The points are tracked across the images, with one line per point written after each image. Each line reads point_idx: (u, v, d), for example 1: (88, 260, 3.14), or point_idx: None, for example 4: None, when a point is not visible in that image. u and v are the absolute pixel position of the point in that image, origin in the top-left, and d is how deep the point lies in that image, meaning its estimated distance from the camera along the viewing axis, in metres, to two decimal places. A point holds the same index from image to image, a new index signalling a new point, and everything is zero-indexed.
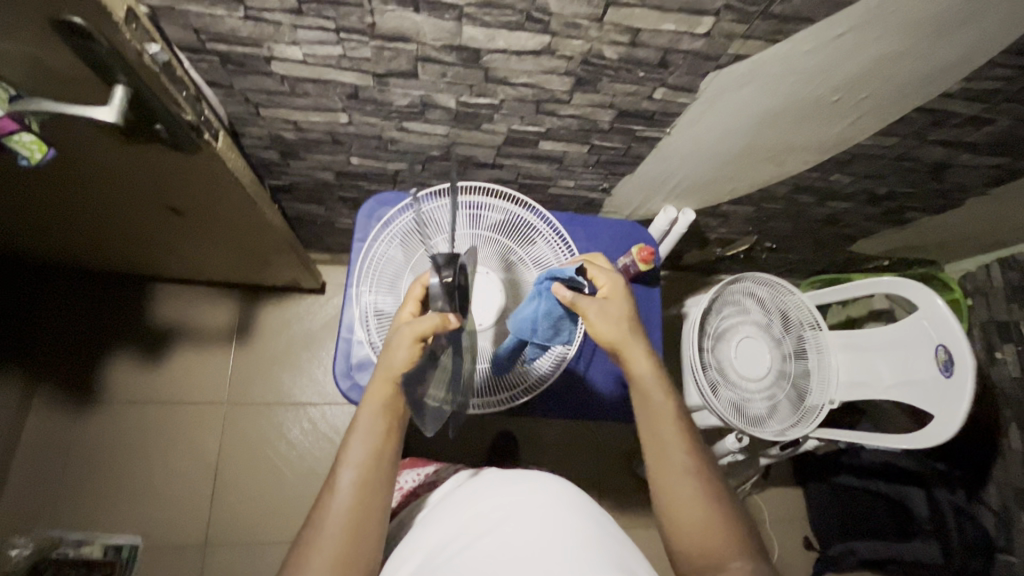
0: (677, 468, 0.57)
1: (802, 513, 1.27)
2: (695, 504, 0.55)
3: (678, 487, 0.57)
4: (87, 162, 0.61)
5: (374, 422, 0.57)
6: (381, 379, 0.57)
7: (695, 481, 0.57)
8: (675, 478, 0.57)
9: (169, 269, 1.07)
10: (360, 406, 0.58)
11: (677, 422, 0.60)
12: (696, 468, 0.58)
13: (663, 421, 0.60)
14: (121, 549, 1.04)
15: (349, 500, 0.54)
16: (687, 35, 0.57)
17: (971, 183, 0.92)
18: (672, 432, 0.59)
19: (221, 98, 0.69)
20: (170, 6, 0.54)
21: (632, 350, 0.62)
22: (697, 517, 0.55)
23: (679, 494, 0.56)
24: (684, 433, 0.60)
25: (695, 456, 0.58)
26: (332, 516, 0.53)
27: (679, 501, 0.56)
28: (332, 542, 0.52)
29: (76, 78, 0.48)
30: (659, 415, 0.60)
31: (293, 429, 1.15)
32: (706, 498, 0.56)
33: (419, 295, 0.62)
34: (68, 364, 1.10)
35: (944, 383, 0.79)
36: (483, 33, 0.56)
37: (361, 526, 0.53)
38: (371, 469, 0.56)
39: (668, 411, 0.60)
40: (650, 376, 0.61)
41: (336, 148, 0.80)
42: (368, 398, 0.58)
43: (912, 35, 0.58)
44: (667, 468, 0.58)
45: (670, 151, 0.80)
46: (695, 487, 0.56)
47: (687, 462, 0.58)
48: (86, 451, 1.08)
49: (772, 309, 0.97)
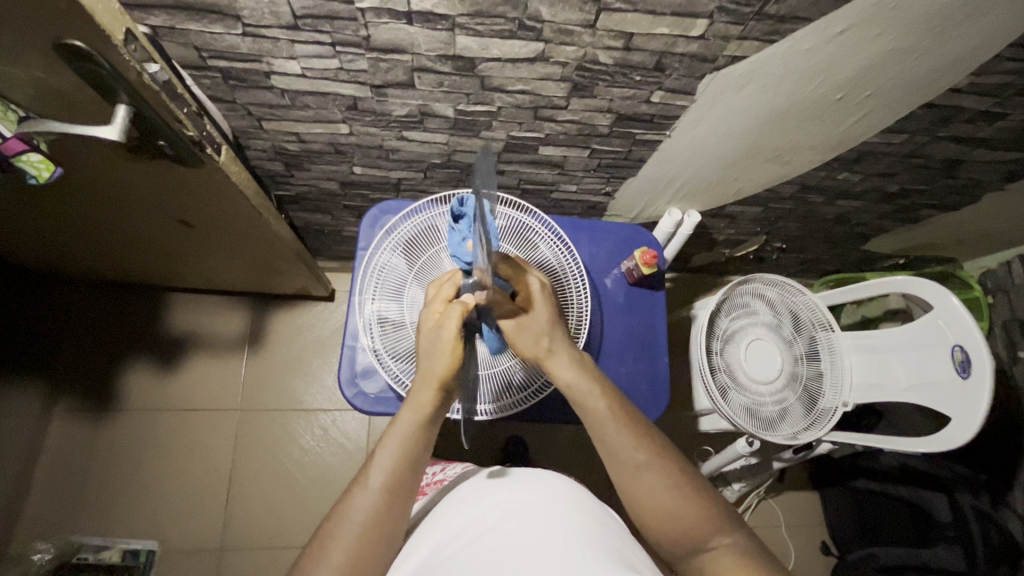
0: (630, 467, 0.58)
1: (818, 516, 1.25)
2: (658, 498, 0.56)
3: (638, 487, 0.57)
4: (96, 178, 0.63)
5: (411, 430, 0.57)
6: (427, 385, 0.58)
7: (653, 475, 0.57)
8: (633, 480, 0.57)
9: (182, 279, 1.09)
10: (401, 411, 0.58)
11: (619, 418, 0.60)
12: (650, 461, 0.57)
13: (607, 426, 0.60)
14: (138, 554, 1.06)
15: (374, 503, 0.54)
16: (682, 39, 0.56)
17: (987, 179, 0.90)
18: (619, 435, 0.59)
19: (225, 113, 0.71)
20: (172, 25, 0.55)
21: (554, 357, 0.63)
22: (662, 510, 0.55)
23: (642, 494, 0.56)
24: (631, 428, 0.59)
25: (645, 448, 0.58)
26: (355, 515, 0.53)
27: (644, 501, 0.56)
28: (353, 541, 0.52)
29: (80, 98, 0.49)
30: (598, 418, 0.60)
31: (306, 435, 1.17)
32: (669, 488, 0.56)
33: (447, 294, 0.62)
34: (86, 373, 1.13)
35: (961, 385, 0.77)
36: (476, 42, 0.57)
37: (382, 531, 0.53)
38: (401, 476, 0.56)
39: (610, 412, 0.60)
40: (574, 380, 0.62)
41: (339, 158, 0.81)
42: (410, 405, 0.58)
43: (914, 30, 0.57)
44: (622, 473, 0.58)
45: (671, 153, 0.80)
46: (655, 478, 0.56)
47: (640, 458, 0.58)
48: (104, 457, 1.10)
49: (783, 311, 0.95)
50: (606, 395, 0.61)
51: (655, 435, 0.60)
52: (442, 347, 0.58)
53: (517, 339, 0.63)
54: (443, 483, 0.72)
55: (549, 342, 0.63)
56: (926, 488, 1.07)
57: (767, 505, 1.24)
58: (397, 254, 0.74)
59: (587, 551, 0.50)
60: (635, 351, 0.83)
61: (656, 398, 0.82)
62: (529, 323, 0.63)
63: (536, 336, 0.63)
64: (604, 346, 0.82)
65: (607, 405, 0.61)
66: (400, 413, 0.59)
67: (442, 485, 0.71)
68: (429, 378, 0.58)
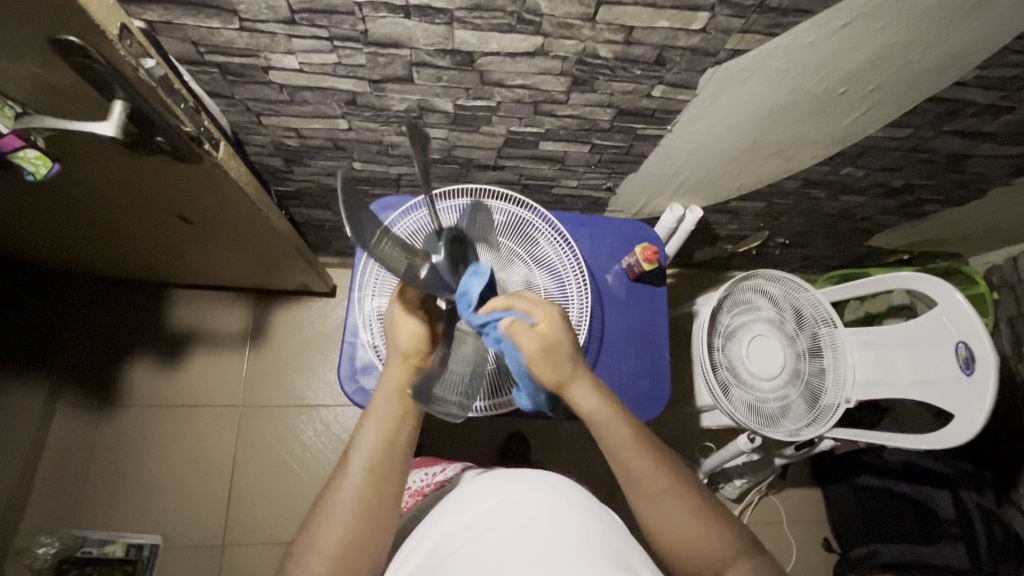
0: (655, 494, 0.56)
1: (820, 513, 1.25)
2: (680, 523, 0.55)
3: (658, 511, 0.56)
4: (96, 175, 0.63)
5: (388, 409, 0.58)
6: (398, 363, 0.59)
7: (676, 501, 0.56)
8: (654, 506, 0.56)
9: (184, 275, 1.09)
10: (375, 394, 0.59)
11: (645, 445, 0.58)
12: (672, 487, 0.57)
13: (632, 454, 0.57)
14: (142, 548, 1.07)
15: (359, 486, 0.54)
16: (684, 32, 0.56)
17: (993, 173, 0.89)
18: (643, 463, 0.57)
19: (224, 108, 0.70)
20: (168, 20, 0.55)
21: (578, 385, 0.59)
22: (681, 533, 0.55)
23: (664, 520, 0.55)
24: (654, 455, 0.58)
25: (667, 474, 0.57)
26: (341, 501, 0.53)
27: (663, 525, 0.55)
28: (343, 527, 0.52)
29: (77, 94, 0.49)
30: (625, 449, 0.58)
31: (307, 431, 1.17)
32: (689, 514, 0.55)
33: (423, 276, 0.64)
34: (89, 368, 1.14)
35: (965, 382, 0.76)
36: (475, 36, 0.56)
37: (373, 514, 0.53)
38: (381, 455, 0.56)
39: (634, 442, 0.58)
40: (602, 410, 0.58)
41: (338, 154, 0.81)
42: (384, 385, 0.59)
43: (919, 23, 0.57)
44: (643, 497, 0.57)
45: (673, 147, 0.79)
46: (679, 506, 0.56)
47: (663, 485, 0.57)
48: (107, 451, 1.11)
49: (785, 307, 0.94)
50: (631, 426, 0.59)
51: (673, 461, 0.59)
52: (404, 332, 0.59)
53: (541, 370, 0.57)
54: (443, 482, 0.72)
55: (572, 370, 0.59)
56: (928, 485, 1.07)
57: (769, 502, 1.24)
58: None
59: (580, 549, 0.50)
60: (637, 348, 0.83)
61: (657, 394, 0.81)
62: (559, 351, 0.57)
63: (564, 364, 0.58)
64: (605, 342, 0.82)
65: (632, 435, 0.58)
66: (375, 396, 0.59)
67: (442, 485, 0.71)
68: (399, 356, 0.59)
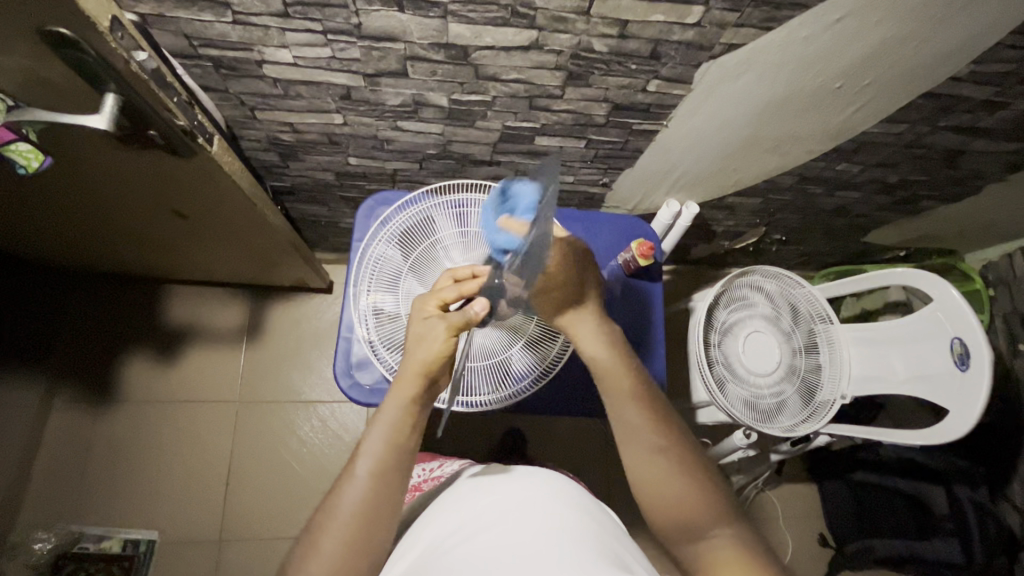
0: (647, 447, 0.57)
1: (817, 509, 1.25)
2: (670, 481, 0.56)
3: (652, 471, 0.56)
4: (89, 169, 0.62)
5: (397, 415, 0.56)
6: (413, 371, 0.57)
7: (667, 461, 0.57)
8: (647, 464, 0.57)
9: (181, 270, 1.09)
10: (386, 398, 0.58)
11: (643, 401, 0.60)
12: (666, 447, 0.57)
13: (629, 405, 0.59)
14: (138, 544, 1.07)
15: (363, 491, 0.54)
16: (678, 26, 0.56)
17: (989, 169, 0.89)
18: (638, 418, 0.59)
19: (218, 103, 0.70)
20: (160, 13, 0.55)
21: (584, 325, 0.63)
22: (674, 497, 0.55)
23: (655, 478, 0.56)
24: (651, 412, 0.59)
25: (662, 434, 0.58)
26: (345, 505, 0.53)
27: (655, 486, 0.56)
28: (346, 531, 0.52)
29: (69, 87, 0.49)
30: (621, 393, 0.60)
31: (304, 426, 1.17)
32: (682, 477, 0.56)
33: (445, 296, 0.60)
34: (85, 364, 1.14)
35: (961, 377, 0.76)
36: (469, 30, 0.56)
37: (375, 518, 0.53)
38: (387, 461, 0.55)
39: (633, 392, 0.60)
40: (605, 352, 0.62)
41: (333, 149, 0.81)
42: (396, 390, 0.57)
43: (915, 17, 0.56)
44: (637, 455, 0.57)
45: (669, 142, 0.79)
46: (670, 462, 0.57)
47: (657, 443, 0.57)
48: (103, 447, 1.11)
49: (781, 303, 0.95)
50: (629, 374, 0.61)
51: (671, 420, 0.60)
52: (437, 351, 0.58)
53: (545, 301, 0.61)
54: (440, 478, 0.72)
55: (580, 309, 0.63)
56: (923, 481, 1.08)
57: (765, 498, 1.24)
58: (393, 246, 0.74)
59: (576, 547, 0.50)
60: (632, 344, 0.83)
61: (653, 389, 0.82)
62: (559, 287, 0.61)
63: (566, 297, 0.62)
64: None
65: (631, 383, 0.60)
66: (386, 400, 0.58)
67: (439, 481, 0.71)
68: (419, 368, 0.58)
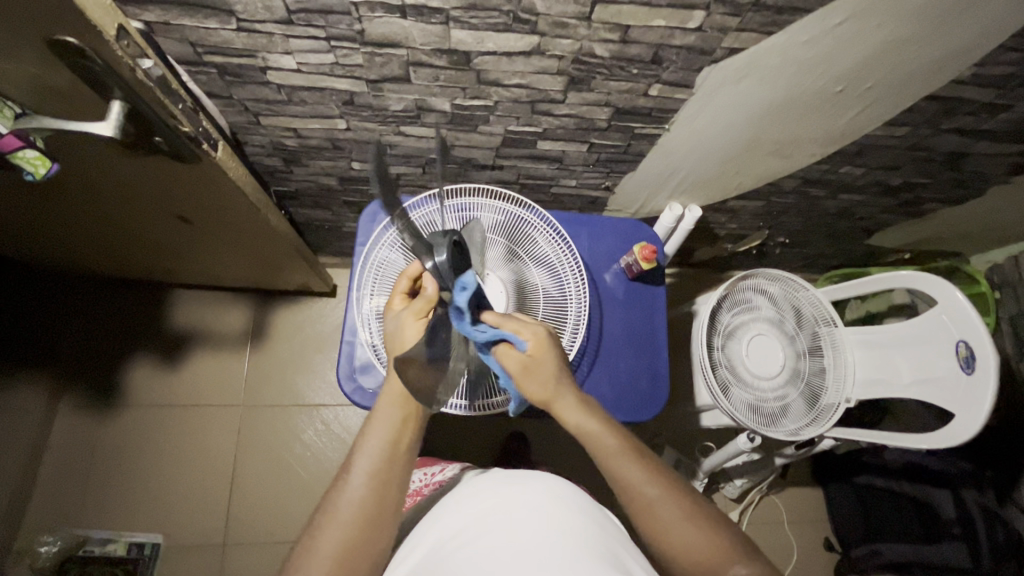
0: (643, 501, 0.57)
1: (821, 512, 1.24)
2: (673, 529, 0.55)
3: (652, 520, 0.56)
4: (95, 174, 0.63)
5: (391, 415, 0.58)
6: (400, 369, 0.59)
7: (667, 508, 0.56)
8: (648, 514, 0.56)
9: (185, 275, 1.10)
10: (378, 402, 0.59)
11: (635, 457, 0.58)
12: (663, 495, 0.57)
13: (621, 461, 0.58)
14: (143, 547, 1.07)
15: (361, 491, 0.54)
16: (679, 31, 0.56)
17: (993, 171, 0.89)
18: (632, 471, 0.58)
19: (222, 108, 0.71)
20: (166, 21, 0.55)
21: (564, 402, 0.60)
22: (681, 541, 0.55)
23: (658, 526, 0.56)
24: (645, 464, 0.59)
25: (659, 483, 0.57)
26: (344, 505, 0.53)
27: (656, 531, 0.56)
28: (343, 531, 0.52)
29: (76, 94, 0.49)
30: (611, 459, 0.59)
31: (308, 430, 1.18)
32: (681, 519, 0.56)
33: (405, 288, 0.63)
34: (90, 368, 1.14)
35: (965, 381, 0.76)
36: (471, 36, 0.56)
37: (374, 518, 0.53)
38: (384, 462, 0.56)
39: (621, 450, 0.59)
40: (588, 424, 0.60)
41: (337, 154, 0.81)
42: (387, 391, 0.59)
43: (915, 20, 0.57)
44: (635, 506, 0.57)
45: (671, 145, 0.79)
46: (671, 511, 0.56)
47: (653, 492, 0.57)
48: (108, 450, 1.11)
49: (785, 306, 0.94)
50: (616, 434, 0.60)
51: (663, 467, 0.60)
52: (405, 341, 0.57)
53: (527, 387, 0.59)
54: (441, 483, 0.72)
55: (557, 385, 0.60)
56: (928, 484, 1.07)
57: (770, 502, 1.24)
58: (395, 250, 0.74)
59: (575, 549, 0.50)
60: (635, 347, 0.83)
61: (656, 392, 0.82)
62: (537, 369, 0.58)
63: (547, 380, 0.59)
64: (605, 340, 0.82)
65: (619, 443, 0.59)
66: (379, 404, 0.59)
67: (440, 486, 0.71)
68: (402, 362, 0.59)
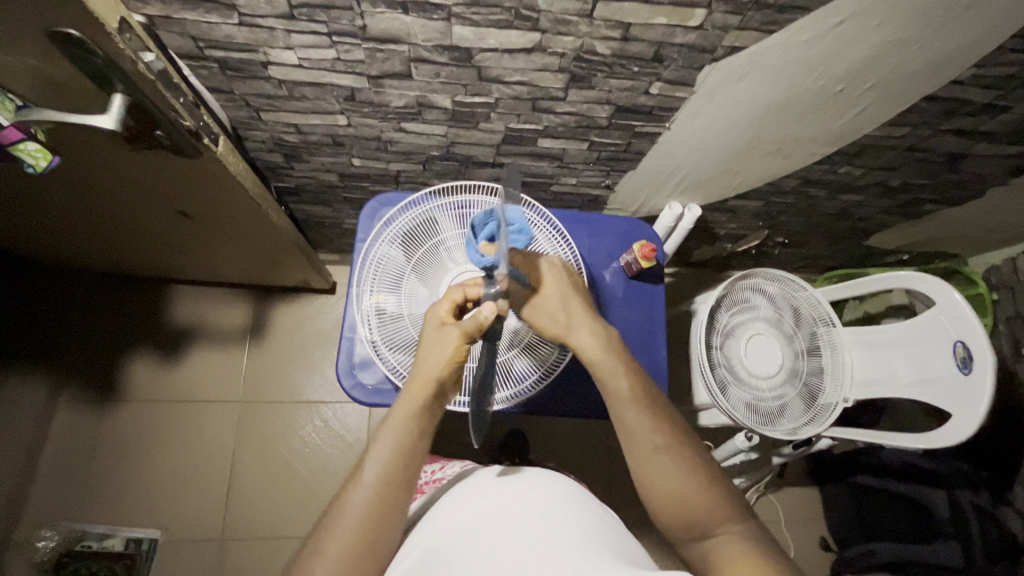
0: (647, 448, 0.58)
1: (819, 513, 1.25)
2: (673, 479, 0.57)
3: (653, 469, 0.58)
4: (96, 168, 0.63)
5: (405, 423, 0.57)
6: (422, 379, 0.59)
7: (669, 459, 0.58)
8: (648, 463, 0.58)
9: (184, 270, 1.10)
10: (394, 405, 0.59)
11: (642, 401, 0.61)
12: (667, 445, 0.58)
13: (627, 406, 0.61)
14: (141, 542, 1.07)
15: (370, 497, 0.54)
16: (680, 29, 0.56)
17: (992, 173, 0.89)
18: (639, 417, 0.60)
19: (223, 103, 0.71)
20: (167, 15, 0.55)
21: (577, 334, 0.64)
22: (681, 495, 0.56)
23: (658, 476, 0.57)
24: (654, 413, 0.60)
25: (664, 432, 0.59)
26: (353, 509, 0.53)
27: (656, 483, 0.57)
28: (350, 536, 0.52)
29: (78, 88, 0.50)
30: (620, 394, 0.61)
31: (306, 426, 1.18)
32: (683, 473, 0.57)
33: (456, 298, 0.62)
34: (88, 363, 1.14)
35: (961, 381, 0.76)
36: (473, 32, 0.56)
37: (381, 522, 0.53)
38: (396, 467, 0.56)
39: (631, 393, 0.61)
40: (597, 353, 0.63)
41: (337, 150, 0.81)
42: (404, 398, 0.59)
43: (915, 21, 0.57)
44: (639, 456, 0.59)
45: (671, 145, 0.79)
46: (672, 461, 0.57)
47: (658, 442, 0.59)
48: (106, 445, 1.11)
49: (783, 306, 0.95)
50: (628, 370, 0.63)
51: (672, 421, 0.61)
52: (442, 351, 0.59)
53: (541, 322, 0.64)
54: (443, 480, 0.72)
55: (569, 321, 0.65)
56: (922, 484, 1.07)
57: (768, 501, 1.24)
58: (395, 246, 0.74)
59: (581, 544, 0.50)
60: (634, 345, 0.83)
61: (656, 388, 0.82)
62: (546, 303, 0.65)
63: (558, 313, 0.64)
64: None
65: (630, 385, 0.61)
66: (393, 408, 0.59)
67: (441, 483, 0.71)
68: (424, 375, 0.59)
